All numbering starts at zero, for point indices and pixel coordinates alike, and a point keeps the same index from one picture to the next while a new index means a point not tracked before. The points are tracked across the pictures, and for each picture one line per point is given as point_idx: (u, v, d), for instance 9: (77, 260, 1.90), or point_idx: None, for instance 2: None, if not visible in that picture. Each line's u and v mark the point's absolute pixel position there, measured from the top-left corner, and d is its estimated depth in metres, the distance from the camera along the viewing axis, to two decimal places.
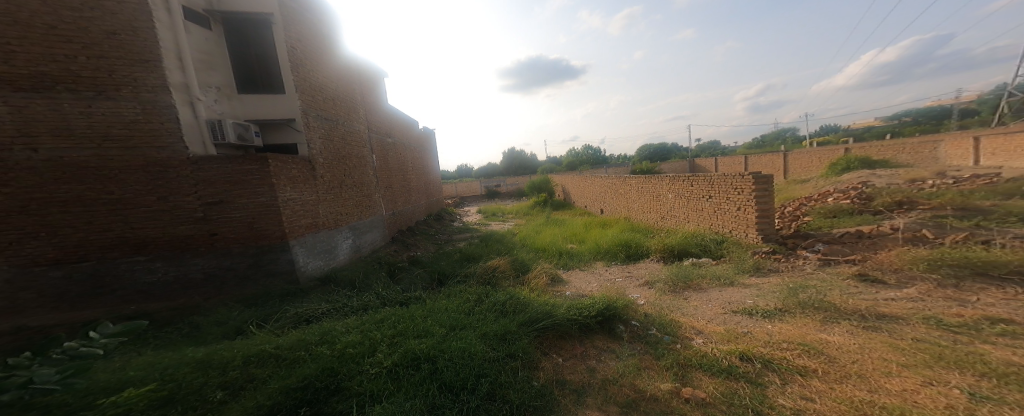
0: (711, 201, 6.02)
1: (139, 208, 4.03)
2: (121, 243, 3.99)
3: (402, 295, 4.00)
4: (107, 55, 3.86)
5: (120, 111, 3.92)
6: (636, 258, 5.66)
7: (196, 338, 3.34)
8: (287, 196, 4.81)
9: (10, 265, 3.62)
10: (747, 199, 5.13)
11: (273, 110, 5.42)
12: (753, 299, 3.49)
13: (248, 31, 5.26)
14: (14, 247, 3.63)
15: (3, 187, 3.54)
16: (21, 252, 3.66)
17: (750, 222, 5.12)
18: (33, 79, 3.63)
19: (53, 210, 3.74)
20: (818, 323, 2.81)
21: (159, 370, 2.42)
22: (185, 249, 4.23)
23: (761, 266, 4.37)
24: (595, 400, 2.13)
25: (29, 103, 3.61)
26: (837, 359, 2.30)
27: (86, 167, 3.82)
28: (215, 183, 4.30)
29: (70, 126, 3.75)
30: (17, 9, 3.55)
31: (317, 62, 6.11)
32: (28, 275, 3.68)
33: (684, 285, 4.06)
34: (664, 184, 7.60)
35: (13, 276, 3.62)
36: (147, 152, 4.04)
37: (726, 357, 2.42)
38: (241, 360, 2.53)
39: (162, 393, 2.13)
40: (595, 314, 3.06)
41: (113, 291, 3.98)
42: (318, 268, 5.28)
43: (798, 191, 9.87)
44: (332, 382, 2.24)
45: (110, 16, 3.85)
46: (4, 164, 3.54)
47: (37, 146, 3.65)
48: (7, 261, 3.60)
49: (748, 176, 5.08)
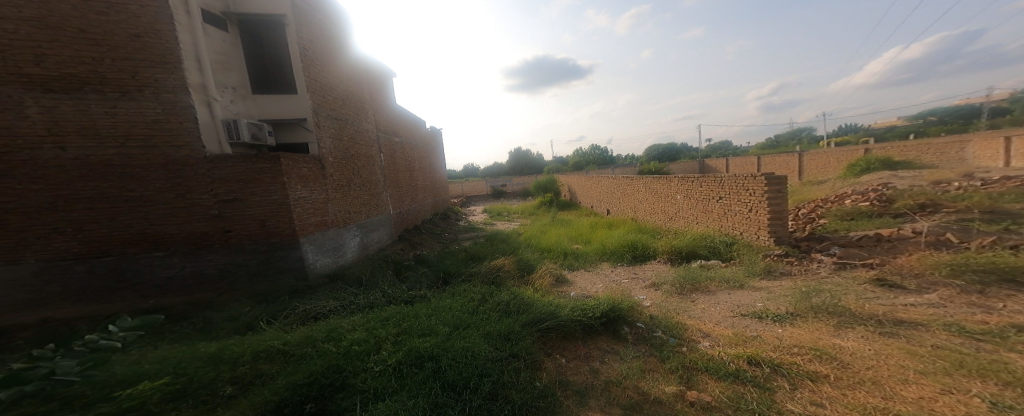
0: (721, 202, 5.91)
1: (159, 205, 4.15)
2: (141, 239, 4.12)
3: (407, 294, 4.04)
4: (131, 57, 3.99)
5: (142, 111, 4.05)
6: (642, 259, 5.61)
7: (210, 333, 3.43)
8: (297, 194, 4.89)
9: (39, 259, 3.79)
10: (760, 200, 5.02)
11: (285, 110, 5.51)
12: (763, 302, 3.43)
13: (263, 31, 5.38)
14: (43, 241, 3.79)
15: (34, 184, 3.71)
16: (48, 247, 3.81)
17: (761, 224, 5.02)
18: (61, 80, 3.76)
19: (79, 206, 3.88)
20: (831, 328, 2.75)
21: (174, 364, 2.49)
22: (201, 245, 4.34)
23: (772, 269, 4.29)
24: (598, 401, 2.12)
25: (58, 104, 3.75)
26: (851, 365, 2.24)
27: (109, 165, 3.95)
28: (229, 181, 4.41)
29: (96, 125, 3.89)
30: (48, 14, 3.68)
31: (327, 63, 6.18)
32: (55, 268, 3.84)
33: (692, 287, 4.02)
34: (672, 184, 7.50)
35: (42, 270, 3.79)
36: (166, 151, 4.15)
37: (733, 361, 2.39)
38: (251, 356, 2.58)
39: (175, 387, 2.20)
40: (599, 315, 3.04)
41: (133, 285, 4.12)
42: (327, 265, 5.37)
43: (814, 192, 9.66)
44: (338, 379, 2.26)
45: (133, 19, 3.97)
46: (36, 162, 3.70)
47: (65, 145, 3.79)
48: (37, 255, 3.77)
49: (760, 177, 4.98)
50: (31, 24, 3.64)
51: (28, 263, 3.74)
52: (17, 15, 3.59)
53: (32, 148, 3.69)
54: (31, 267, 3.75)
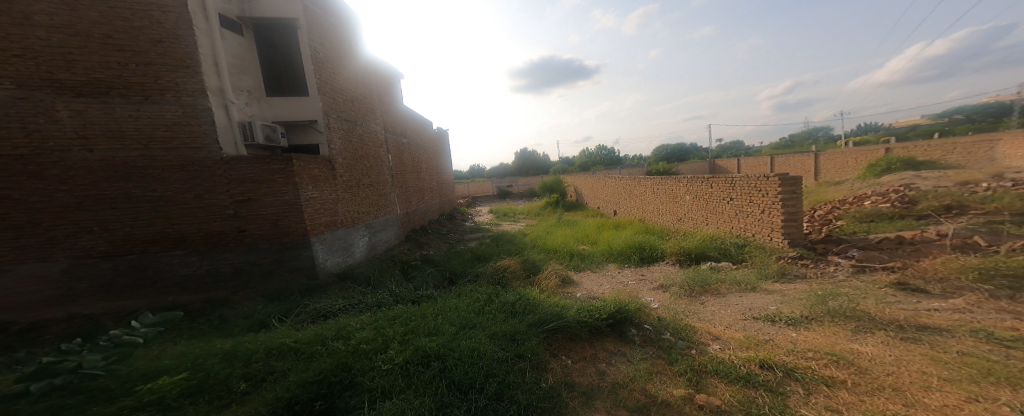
0: (733, 203, 5.82)
1: (178, 205, 4.27)
2: (162, 238, 4.25)
3: (414, 293, 4.07)
4: (153, 62, 4.12)
5: (163, 114, 4.18)
6: (650, 260, 5.55)
7: (226, 330, 3.51)
8: (309, 195, 4.98)
9: (67, 257, 3.93)
10: (773, 201, 4.92)
11: (297, 112, 5.61)
12: (776, 305, 3.35)
13: (277, 35, 5.50)
14: (71, 240, 3.93)
15: (63, 185, 3.85)
16: (75, 245, 3.95)
17: (775, 225, 4.92)
18: (89, 85, 3.90)
19: (104, 206, 4.02)
20: (848, 332, 2.68)
21: (192, 360, 2.56)
22: (218, 244, 4.46)
23: (786, 272, 4.19)
24: (604, 403, 2.11)
25: (86, 108, 3.89)
26: (869, 370, 2.18)
27: (133, 167, 4.08)
28: (244, 181, 4.51)
29: (121, 128, 4.03)
30: (77, 21, 3.83)
31: (338, 66, 6.28)
32: (82, 266, 3.98)
33: (701, 290, 3.96)
34: (681, 185, 7.40)
35: (70, 267, 3.94)
36: (186, 152, 4.27)
37: (744, 364, 2.35)
38: (264, 353, 2.64)
39: (192, 382, 2.26)
40: (606, 316, 3.02)
41: (154, 283, 4.24)
42: (337, 265, 5.46)
43: (831, 193, 9.40)
44: (346, 377, 2.30)
45: (156, 25, 4.10)
46: (65, 163, 3.85)
47: (92, 147, 3.93)
48: (66, 253, 3.92)
49: (774, 177, 4.88)
50: (61, 31, 3.79)
51: (56, 260, 3.89)
52: (48, 23, 3.74)
53: (62, 150, 3.83)
54: (59, 264, 3.89)
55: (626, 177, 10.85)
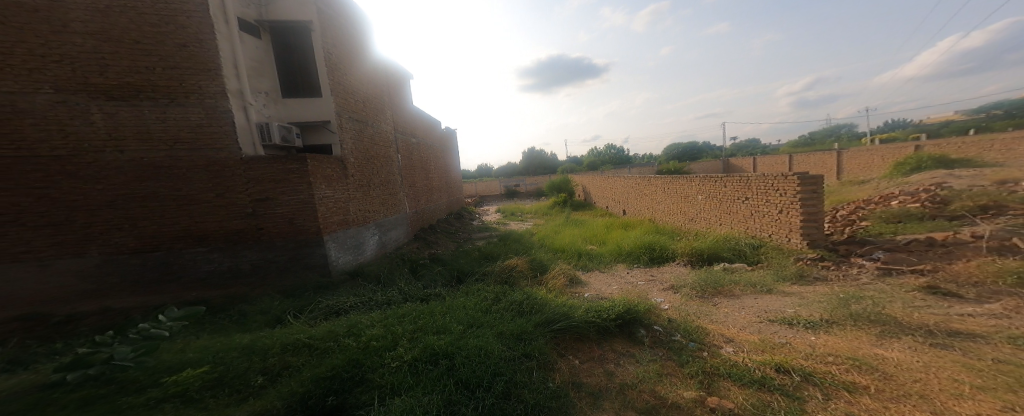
0: (748, 203, 5.67)
1: (201, 203, 4.42)
2: (186, 236, 4.40)
3: (422, 292, 4.12)
4: (178, 65, 4.27)
5: (188, 116, 4.32)
6: (660, 261, 5.47)
7: (245, 325, 3.62)
8: (322, 194, 5.08)
9: (100, 253, 4.11)
10: (791, 201, 4.78)
11: (311, 113, 5.73)
12: (794, 308, 3.26)
13: (293, 37, 5.63)
14: (103, 237, 4.11)
15: (97, 184, 4.03)
16: (108, 242, 4.13)
17: (793, 226, 4.78)
18: (120, 89, 4.07)
19: (134, 204, 4.18)
20: (872, 337, 2.58)
21: (213, 353, 2.65)
22: (238, 242, 4.59)
23: (805, 274, 4.08)
24: (612, 404, 2.09)
25: (118, 111, 4.06)
26: (895, 377, 2.10)
27: (160, 167, 4.24)
28: (261, 181, 4.64)
29: (150, 129, 4.19)
30: (109, 27, 3.99)
31: (349, 67, 6.38)
32: (113, 261, 4.16)
33: (714, 291, 3.89)
34: (693, 184, 7.26)
35: (102, 262, 4.12)
36: (208, 153, 4.41)
37: (759, 368, 2.29)
38: (280, 348, 2.70)
39: (213, 376, 2.35)
40: (614, 316, 2.99)
41: (179, 279, 4.40)
42: (348, 263, 5.55)
43: (854, 193, 9.08)
44: (357, 373, 2.34)
45: (181, 30, 4.24)
46: (99, 164, 4.03)
47: (123, 148, 4.10)
48: (99, 249, 4.10)
49: (792, 176, 4.74)
50: (95, 37, 3.96)
51: (90, 256, 4.07)
52: (83, 30, 3.91)
53: (95, 151, 4.01)
54: (93, 260, 4.07)
55: (635, 177, 10.71)
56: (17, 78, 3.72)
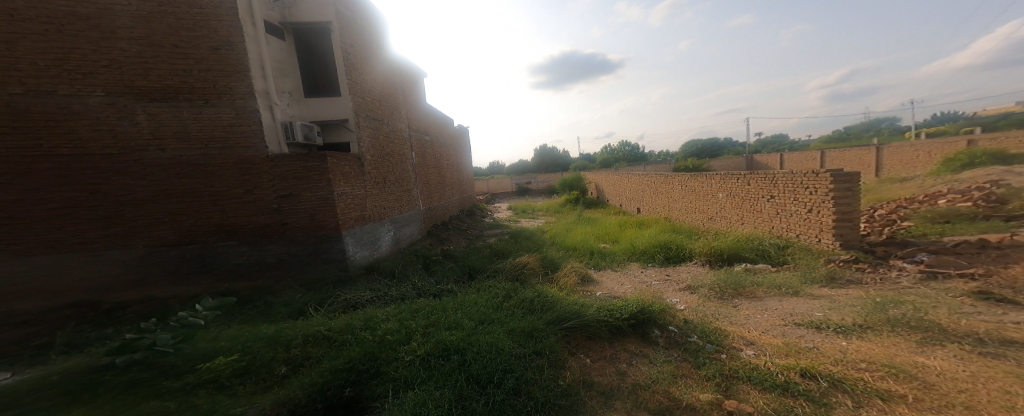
0: (774, 202, 5.44)
1: (232, 199, 4.64)
2: (219, 230, 4.63)
3: (435, 288, 4.18)
4: (212, 68, 4.48)
5: (220, 116, 4.53)
6: (676, 260, 5.34)
7: (271, 316, 3.78)
8: (340, 191, 5.23)
9: (144, 245, 4.38)
10: (823, 200, 4.56)
11: (330, 112, 5.88)
12: (824, 311, 3.12)
13: (316, 38, 5.79)
14: (147, 230, 4.38)
15: (142, 181, 4.30)
16: (151, 235, 4.40)
17: (824, 226, 4.56)
18: (161, 90, 4.31)
19: (173, 200, 4.44)
20: (912, 344, 2.44)
21: (242, 342, 2.79)
22: (265, 236, 4.80)
23: (836, 276, 3.88)
24: (624, 404, 2.06)
25: (160, 112, 4.31)
26: (937, 386, 1.97)
27: (196, 165, 4.47)
28: (286, 178, 4.82)
29: (187, 129, 4.42)
30: (150, 32, 4.23)
31: (366, 66, 6.51)
32: (156, 253, 4.43)
33: (734, 292, 3.77)
34: (714, 182, 7.04)
35: (146, 254, 4.39)
36: (239, 151, 4.62)
37: (782, 372, 2.21)
38: (302, 339, 2.81)
39: (241, 364, 2.47)
40: (627, 316, 2.95)
41: (212, 270, 4.64)
42: (365, 258, 5.69)
43: (895, 191, 8.53)
44: (373, 366, 2.40)
45: (213, 33, 4.45)
46: (144, 162, 4.29)
47: (164, 147, 4.35)
48: (144, 241, 4.37)
49: (824, 173, 4.51)
50: (138, 42, 4.20)
51: (136, 248, 4.35)
52: (128, 35, 4.16)
53: (140, 150, 4.27)
54: (138, 251, 4.35)
55: (650, 174, 10.47)
56: (72, 82, 4.00)
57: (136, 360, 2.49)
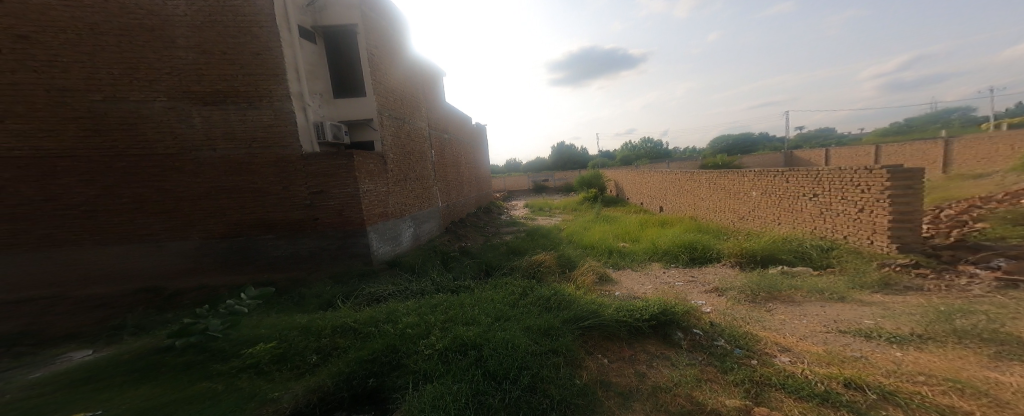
0: (818, 200, 5.08)
1: (272, 195, 4.95)
2: (260, 224, 4.96)
3: (453, 283, 4.26)
4: (255, 72, 4.78)
5: (262, 117, 4.84)
6: (702, 261, 5.12)
7: (304, 306, 4.01)
8: (366, 188, 5.44)
9: (199, 237, 4.78)
10: (876, 198, 4.19)
11: (356, 112, 6.11)
12: (876, 319, 2.87)
13: (346, 40, 6.01)
14: (201, 223, 4.77)
15: (197, 178, 4.68)
16: (205, 228, 4.79)
17: (877, 227, 4.20)
18: (213, 95, 4.66)
19: (222, 196, 4.80)
20: (981, 357, 2.19)
21: (279, 331, 2.98)
22: (300, 231, 5.09)
23: (891, 282, 3.57)
24: (644, 405, 2.02)
25: (212, 114, 4.67)
26: (1011, 404, 1.76)
27: (241, 163, 4.81)
28: (318, 175, 5.07)
29: (234, 130, 4.76)
30: (202, 40, 4.58)
31: (389, 66, 6.70)
32: (210, 245, 4.82)
33: (768, 296, 3.56)
34: (747, 180, 6.67)
35: (201, 245, 4.79)
36: (277, 150, 4.92)
37: (822, 382, 2.07)
38: (331, 330, 2.96)
39: (279, 351, 2.65)
40: (648, 317, 2.88)
41: (255, 262, 4.98)
42: (387, 253, 5.89)
43: (965, 190, 7.67)
44: (395, 358, 2.48)
45: (255, 40, 4.74)
46: (199, 160, 4.67)
47: (215, 147, 4.71)
48: (200, 234, 4.77)
49: (879, 170, 4.15)
50: (192, 50, 4.56)
51: (192, 240, 4.75)
52: (185, 45, 4.52)
53: (196, 150, 4.65)
54: (194, 243, 4.75)
55: (673, 172, 10.07)
56: (140, 89, 4.41)
57: (191, 343, 2.73)
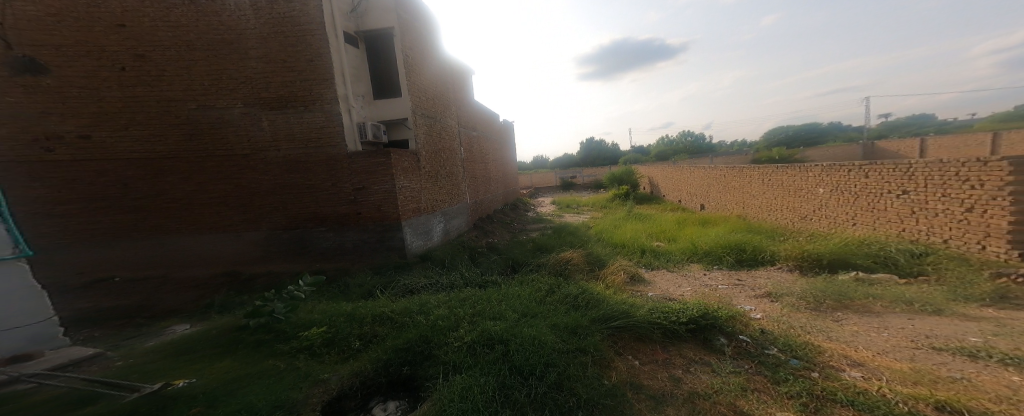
0: (908, 198, 4.38)
1: (324, 191, 5.38)
2: (314, 217, 5.43)
3: (481, 278, 4.34)
4: (310, 78, 5.21)
5: (316, 119, 5.27)
6: (752, 264, 4.68)
7: (349, 295, 4.33)
8: (402, 184, 5.71)
9: (268, 228, 5.35)
10: (991, 195, 3.51)
11: (393, 112, 6.41)
12: (983, 337, 2.41)
13: (388, 43, 6.30)
14: (268, 216, 5.33)
15: (266, 175, 5.24)
16: (271, 220, 5.35)
17: (991, 229, 3.52)
18: (280, 100, 5.17)
19: (285, 191, 5.32)
20: None
21: (329, 317, 3.25)
22: (348, 224, 5.49)
23: (1009, 294, 2.97)
24: (678, 411, 1.90)
25: (277, 118, 5.19)
26: None
27: (299, 162, 5.29)
28: (362, 172, 5.42)
29: (294, 131, 5.24)
30: (268, 51, 5.09)
31: (421, 67, 6.97)
32: (275, 235, 5.38)
33: (833, 305, 3.15)
34: (814, 175, 5.95)
35: (269, 235, 5.36)
36: (328, 149, 5.33)
37: (904, 404, 1.78)
38: (371, 318, 3.16)
39: (328, 335, 2.88)
40: (685, 320, 2.72)
41: (311, 252, 5.47)
42: (419, 247, 6.13)
43: None
44: (427, 348, 2.59)
45: (309, 48, 5.16)
46: (270, 159, 5.23)
47: (280, 147, 5.23)
48: (270, 225, 5.35)
49: (997, 160, 3.46)
50: (261, 60, 5.09)
51: (262, 230, 5.34)
52: (256, 56, 5.06)
53: (267, 150, 5.20)
54: (264, 233, 5.34)
55: (716, 167, 9.33)
56: (224, 96, 5.02)
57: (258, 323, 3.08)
